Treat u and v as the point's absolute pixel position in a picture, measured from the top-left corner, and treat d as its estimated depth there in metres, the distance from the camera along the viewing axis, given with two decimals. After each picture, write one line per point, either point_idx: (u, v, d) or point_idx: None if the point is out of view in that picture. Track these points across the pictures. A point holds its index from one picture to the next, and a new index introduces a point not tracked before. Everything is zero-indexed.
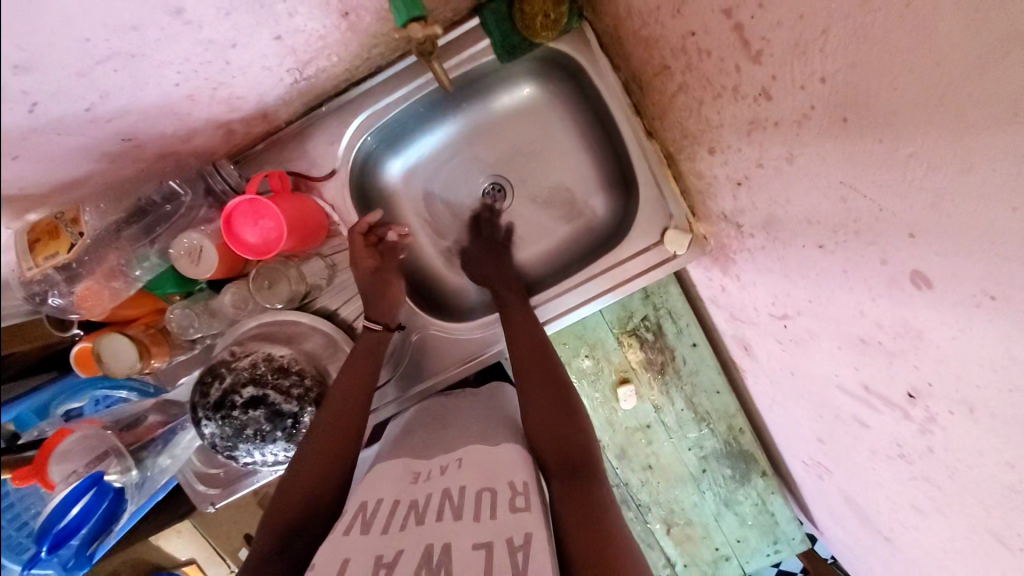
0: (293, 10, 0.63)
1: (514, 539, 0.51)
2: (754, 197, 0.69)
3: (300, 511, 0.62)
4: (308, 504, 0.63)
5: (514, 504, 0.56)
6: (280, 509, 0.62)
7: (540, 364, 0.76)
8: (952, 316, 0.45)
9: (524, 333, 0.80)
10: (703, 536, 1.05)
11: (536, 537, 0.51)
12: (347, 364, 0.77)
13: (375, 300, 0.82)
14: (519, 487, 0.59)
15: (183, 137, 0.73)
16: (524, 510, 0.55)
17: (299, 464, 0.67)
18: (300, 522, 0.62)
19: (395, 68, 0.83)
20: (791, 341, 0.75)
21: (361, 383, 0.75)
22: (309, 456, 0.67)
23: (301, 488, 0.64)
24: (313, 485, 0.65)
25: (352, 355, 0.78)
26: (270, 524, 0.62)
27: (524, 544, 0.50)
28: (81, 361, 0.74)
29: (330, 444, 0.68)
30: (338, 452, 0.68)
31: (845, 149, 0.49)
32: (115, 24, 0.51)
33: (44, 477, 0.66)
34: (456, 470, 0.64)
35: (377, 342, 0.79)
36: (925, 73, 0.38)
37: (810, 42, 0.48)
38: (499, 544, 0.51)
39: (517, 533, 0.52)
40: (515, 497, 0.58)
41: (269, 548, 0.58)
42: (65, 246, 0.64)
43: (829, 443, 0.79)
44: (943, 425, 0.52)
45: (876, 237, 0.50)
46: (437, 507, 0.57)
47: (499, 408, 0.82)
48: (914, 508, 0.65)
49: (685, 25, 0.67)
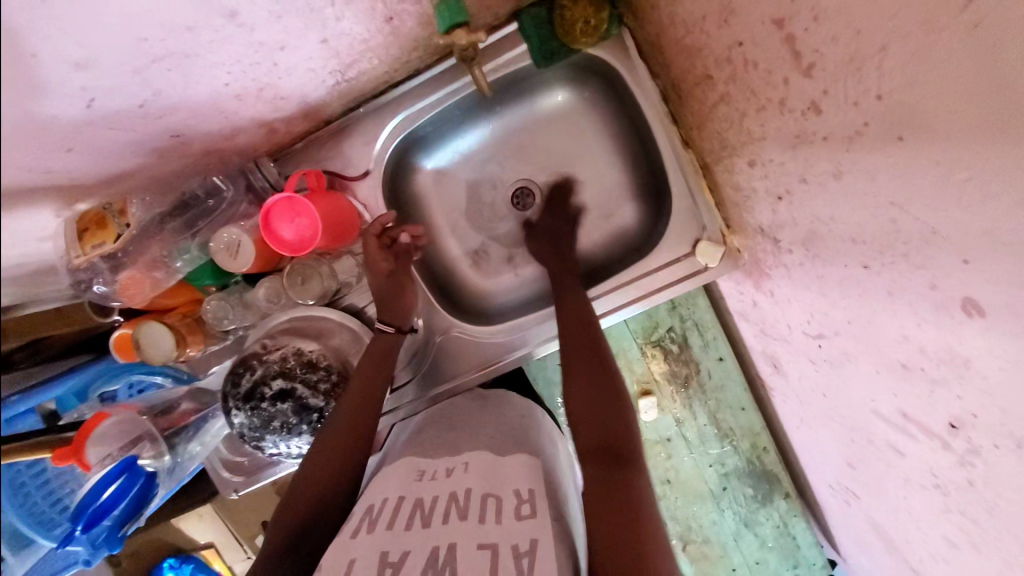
0: (339, 15, 0.64)
1: (520, 545, 0.53)
2: (794, 212, 0.68)
3: (311, 509, 0.63)
4: (319, 500, 0.64)
5: (520, 511, 0.57)
6: (296, 508, 0.63)
7: (584, 355, 0.75)
8: (1001, 346, 0.43)
9: (568, 320, 0.80)
10: (721, 555, 1.02)
11: (542, 543, 0.53)
12: (363, 361, 0.77)
13: (392, 302, 0.82)
14: (524, 495, 0.60)
15: (227, 134, 0.75)
16: (529, 517, 0.57)
17: (313, 460, 0.67)
18: (315, 518, 0.63)
19: (427, 74, 0.84)
20: (825, 361, 0.73)
21: (377, 381, 0.75)
22: (325, 456, 0.67)
23: (314, 490, 0.65)
24: (326, 486, 0.65)
25: (364, 358, 0.78)
26: (281, 521, 0.63)
27: (530, 551, 0.52)
28: (120, 346, 0.76)
29: (343, 445, 0.69)
30: (354, 456, 0.68)
31: (897, 169, 0.48)
32: (171, 24, 0.52)
33: (82, 458, 0.67)
34: (462, 474, 0.65)
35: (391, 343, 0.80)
36: (989, 96, 0.37)
37: (867, 58, 0.47)
38: (504, 547, 0.53)
39: (523, 539, 0.53)
40: (521, 505, 0.59)
41: (286, 544, 0.60)
42: (111, 236, 0.66)
43: (859, 468, 0.76)
44: (985, 458, 0.50)
45: (925, 261, 0.48)
46: (442, 510, 0.58)
47: (513, 416, 0.81)
48: (948, 541, 0.62)
49: (732, 35, 0.66)
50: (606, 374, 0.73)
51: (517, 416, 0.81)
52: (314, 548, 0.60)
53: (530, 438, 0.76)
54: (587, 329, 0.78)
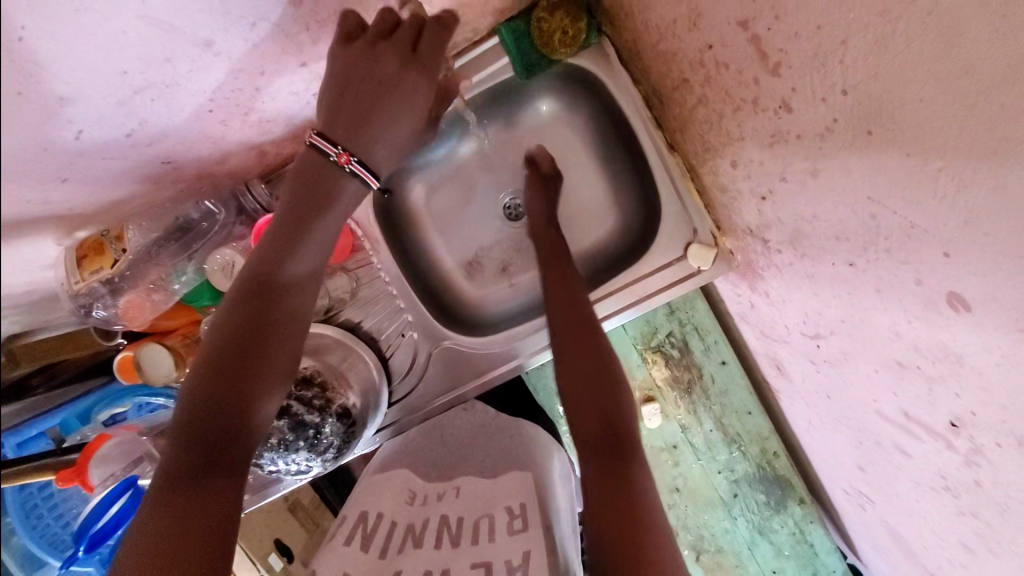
0: (314, 39, 0.66)
1: (513, 559, 0.55)
2: (779, 212, 0.67)
3: (222, 424, 0.57)
4: (226, 420, 0.57)
5: (512, 527, 0.59)
6: (196, 426, 0.56)
7: (582, 337, 0.73)
8: (992, 340, 0.41)
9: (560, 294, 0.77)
10: (736, 565, 0.98)
11: (535, 554, 0.55)
12: (287, 211, 0.65)
13: (310, 193, 0.64)
14: (517, 509, 0.61)
15: (216, 159, 0.78)
16: (522, 531, 0.58)
17: (209, 373, 0.58)
18: (229, 426, 0.57)
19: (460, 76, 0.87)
20: (825, 363, 0.71)
21: (295, 235, 0.64)
22: (230, 369, 0.59)
23: (220, 411, 0.57)
24: (241, 398, 0.59)
25: (252, 265, 0.64)
26: (179, 442, 0.56)
27: (522, 565, 0.54)
28: (124, 368, 0.78)
29: (260, 330, 0.62)
30: (272, 367, 0.62)
31: (871, 163, 0.47)
32: (149, 56, 0.54)
33: (85, 479, 0.70)
34: (453, 499, 0.66)
35: (290, 250, 0.64)
36: (952, 83, 0.36)
37: (829, 52, 0.46)
38: (498, 563, 0.54)
39: (516, 552, 0.55)
40: (513, 520, 0.60)
41: (196, 462, 0.55)
42: (108, 261, 0.70)
43: (869, 471, 0.74)
44: (989, 458, 0.48)
45: (909, 256, 0.47)
46: (435, 533, 0.60)
47: (508, 434, 0.80)
48: (962, 546, 0.59)
49: (702, 38, 0.65)
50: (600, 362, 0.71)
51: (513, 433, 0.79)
52: (233, 467, 0.56)
53: (523, 454, 0.74)
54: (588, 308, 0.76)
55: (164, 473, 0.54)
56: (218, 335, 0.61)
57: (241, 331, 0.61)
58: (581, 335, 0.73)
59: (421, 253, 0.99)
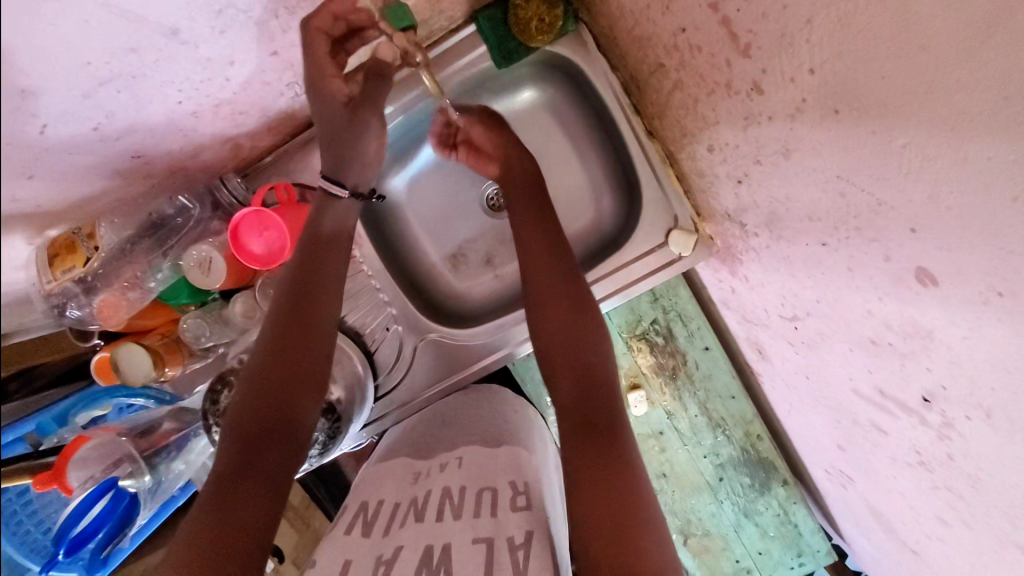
0: (286, 27, 0.66)
1: (515, 537, 0.55)
2: (754, 195, 0.68)
3: (257, 443, 0.61)
4: (274, 425, 0.63)
5: (516, 504, 0.59)
6: (239, 441, 0.61)
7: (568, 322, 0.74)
8: (960, 314, 0.42)
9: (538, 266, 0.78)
10: (723, 548, 0.99)
11: (538, 535, 0.56)
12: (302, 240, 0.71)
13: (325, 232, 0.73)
14: (520, 487, 0.62)
15: (190, 152, 0.77)
16: (524, 509, 0.59)
17: (252, 387, 0.64)
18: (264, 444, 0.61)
19: (464, 60, 0.86)
20: (803, 344, 0.72)
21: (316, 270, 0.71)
22: (266, 389, 0.64)
23: (265, 421, 0.62)
24: (275, 419, 0.63)
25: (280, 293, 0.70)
26: (228, 452, 0.60)
27: (524, 544, 0.54)
28: (100, 369, 0.76)
29: (290, 352, 0.66)
30: (302, 389, 0.66)
31: (838, 139, 0.47)
32: (113, 47, 0.54)
33: (64, 480, 0.67)
34: (455, 469, 0.66)
35: (309, 273, 0.70)
36: (909, 57, 0.37)
37: (795, 32, 0.47)
38: (500, 539, 0.54)
39: (518, 531, 0.55)
40: (516, 496, 0.61)
41: (239, 474, 0.58)
42: (81, 259, 0.68)
43: (848, 449, 0.75)
44: (960, 431, 0.49)
45: (878, 232, 0.48)
46: (436, 505, 0.60)
47: (505, 404, 0.82)
48: (939, 519, 0.60)
49: (675, 22, 0.66)
50: (590, 370, 0.71)
51: (511, 409, 0.81)
52: (272, 480, 0.59)
53: (518, 428, 0.76)
54: (583, 314, 0.74)
55: (210, 487, 0.57)
56: (257, 354, 0.66)
57: (272, 356, 0.66)
58: (563, 317, 0.75)
59: (403, 247, 0.98)
